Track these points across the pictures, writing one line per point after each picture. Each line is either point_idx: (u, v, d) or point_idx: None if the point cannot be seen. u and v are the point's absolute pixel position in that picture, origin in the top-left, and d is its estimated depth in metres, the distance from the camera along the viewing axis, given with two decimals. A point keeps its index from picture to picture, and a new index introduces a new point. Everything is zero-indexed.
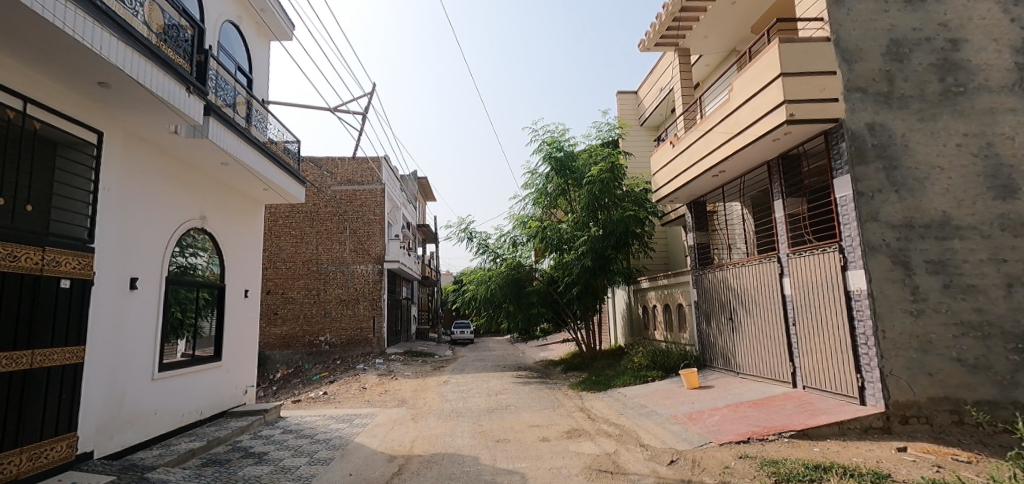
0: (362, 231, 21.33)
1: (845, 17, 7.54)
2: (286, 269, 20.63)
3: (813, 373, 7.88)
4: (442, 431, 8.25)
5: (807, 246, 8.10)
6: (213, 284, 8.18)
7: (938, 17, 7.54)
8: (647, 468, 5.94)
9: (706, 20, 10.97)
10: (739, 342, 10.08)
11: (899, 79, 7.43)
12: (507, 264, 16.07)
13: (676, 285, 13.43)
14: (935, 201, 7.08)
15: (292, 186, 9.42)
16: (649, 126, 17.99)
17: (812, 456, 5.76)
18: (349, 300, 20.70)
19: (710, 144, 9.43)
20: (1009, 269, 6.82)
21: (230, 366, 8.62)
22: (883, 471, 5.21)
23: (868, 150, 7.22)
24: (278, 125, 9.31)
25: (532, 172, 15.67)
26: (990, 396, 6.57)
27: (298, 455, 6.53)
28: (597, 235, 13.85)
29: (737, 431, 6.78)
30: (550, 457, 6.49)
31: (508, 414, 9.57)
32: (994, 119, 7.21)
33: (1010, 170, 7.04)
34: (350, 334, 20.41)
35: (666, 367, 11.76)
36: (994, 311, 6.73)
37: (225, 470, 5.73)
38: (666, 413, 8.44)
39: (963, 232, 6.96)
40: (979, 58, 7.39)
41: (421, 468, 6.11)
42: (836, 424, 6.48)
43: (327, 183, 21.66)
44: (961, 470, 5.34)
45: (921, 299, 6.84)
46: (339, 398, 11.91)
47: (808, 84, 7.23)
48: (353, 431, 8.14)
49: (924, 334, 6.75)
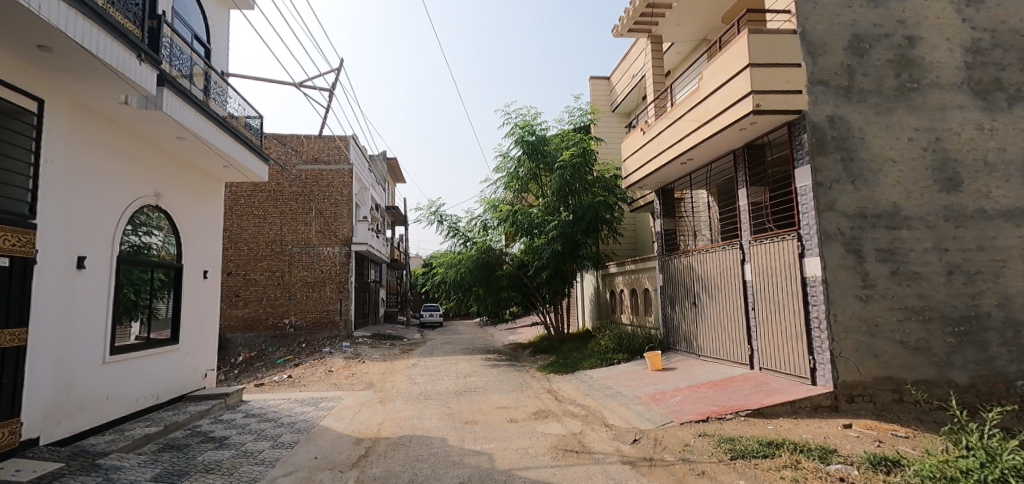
0: (329, 212, 20.82)
1: (811, 10, 7.68)
2: (248, 250, 20.09)
3: (769, 356, 8.21)
4: (411, 413, 8.27)
5: (768, 233, 8.36)
6: (169, 264, 7.88)
7: (897, 14, 7.80)
8: (611, 447, 6.11)
9: (679, 7, 11.02)
10: (701, 326, 10.39)
11: (859, 74, 7.67)
12: (477, 248, 15.97)
13: (643, 270, 13.76)
14: (887, 192, 7.41)
15: (254, 163, 9.09)
16: (621, 112, 18.15)
17: (766, 433, 6.04)
18: (316, 282, 20.28)
19: (679, 131, 9.55)
20: (950, 258, 7.28)
21: (187, 349, 8.34)
22: (830, 446, 5.51)
23: (827, 142, 7.46)
24: (237, 98, 8.90)
25: (503, 155, 15.56)
26: (928, 375, 7.04)
27: (261, 438, 6.43)
28: (567, 220, 14.00)
29: (697, 411, 7.03)
30: (518, 438, 6.62)
31: (476, 396, 9.65)
32: (943, 115, 7.60)
33: (955, 165, 7.47)
34: (316, 316, 20.05)
35: (632, 349, 12.00)
36: (935, 297, 7.18)
37: (183, 455, 5.58)
38: (630, 394, 8.69)
39: (910, 222, 7.33)
40: (932, 56, 7.74)
41: (389, 450, 6.12)
42: (789, 403, 6.80)
43: (291, 162, 20.99)
44: (900, 444, 5.71)
45: (870, 285, 7.19)
46: (304, 381, 11.74)
47: (773, 76, 7.39)
48: (319, 414, 8.06)
49: (872, 318, 7.12)
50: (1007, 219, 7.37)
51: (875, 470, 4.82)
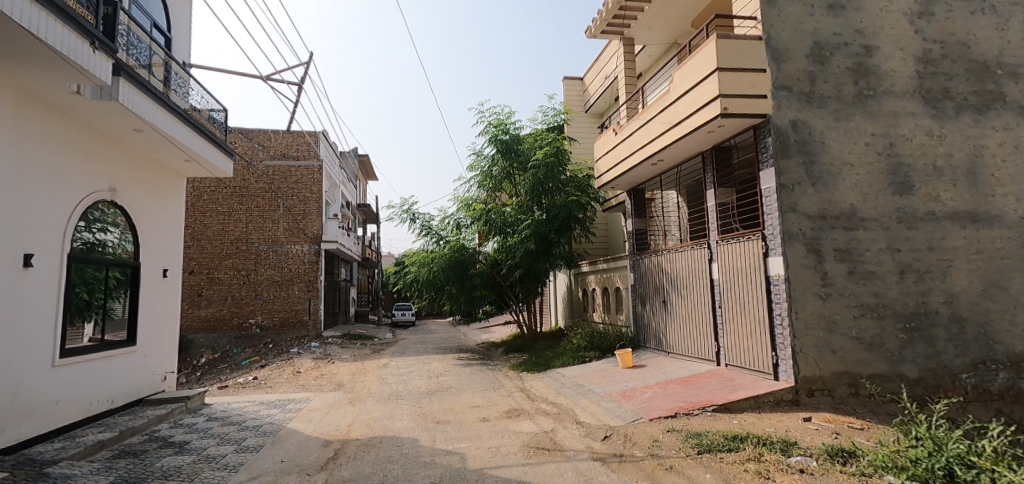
0: (297, 209, 20.38)
1: (775, 17, 7.91)
2: (212, 248, 19.48)
3: (735, 352, 8.45)
4: (382, 414, 8.16)
5: (734, 233, 8.58)
6: (125, 263, 7.57)
7: (856, 23, 8.12)
8: (583, 444, 6.17)
9: (651, 10, 11.20)
10: (671, 324, 10.60)
11: (820, 80, 7.94)
12: (450, 246, 15.86)
13: (614, 269, 13.94)
14: (845, 195, 7.71)
15: (218, 158, 8.83)
16: (594, 112, 18.36)
17: (731, 428, 6.21)
18: (284, 281, 19.81)
19: (650, 133, 9.70)
20: (902, 257, 7.63)
21: (145, 351, 8.03)
22: (791, 439, 5.71)
23: (790, 145, 7.71)
24: (200, 90, 8.61)
25: (477, 154, 15.53)
26: (882, 370, 7.37)
27: (225, 442, 6.24)
28: (541, 220, 14.08)
29: (666, 407, 7.17)
30: (491, 436, 6.62)
31: (449, 396, 9.60)
32: (897, 121, 7.96)
33: (907, 169, 7.85)
34: (284, 316, 19.59)
35: (604, 347, 12.15)
36: (889, 295, 7.52)
37: (141, 462, 5.37)
38: (602, 391, 8.79)
39: (867, 224, 7.65)
40: (887, 65, 8.10)
41: (358, 452, 6.04)
42: (753, 398, 7.01)
43: (258, 157, 20.43)
44: (855, 436, 5.96)
45: (829, 283, 7.48)
46: (270, 383, 11.44)
47: (740, 80, 7.60)
48: (287, 416, 7.88)
49: (830, 315, 7.40)
50: (954, 221, 7.78)
51: (832, 461, 5.02)
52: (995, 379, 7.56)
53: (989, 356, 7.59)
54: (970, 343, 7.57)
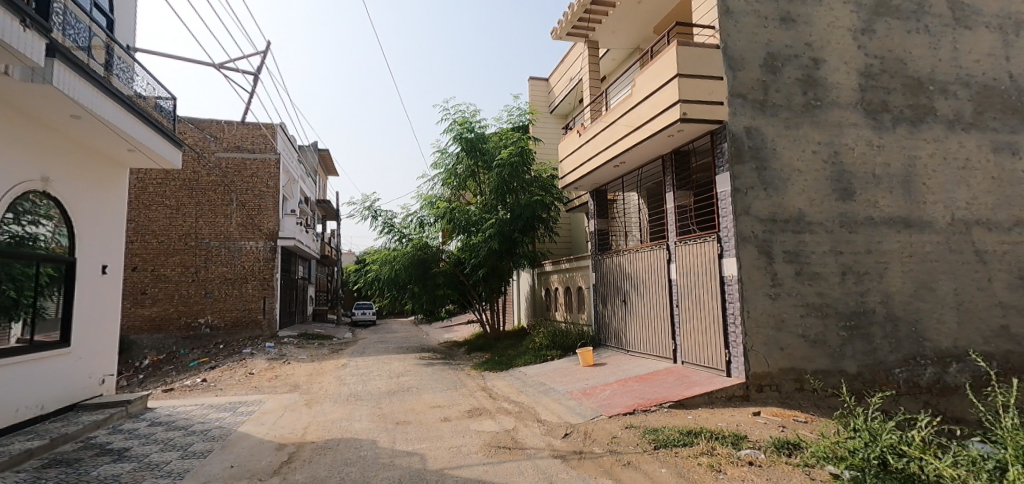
0: (252, 204, 19.67)
1: (732, 27, 8.20)
2: (158, 244, 18.51)
3: (690, 350, 8.72)
4: (339, 415, 7.98)
5: (692, 235, 8.85)
6: (60, 258, 7.11)
7: (805, 37, 8.51)
8: (543, 442, 6.22)
9: (615, 15, 11.38)
10: (630, 323, 10.83)
11: (772, 90, 8.28)
12: (412, 244, 15.65)
13: (577, 269, 14.11)
14: (794, 199, 8.07)
15: (166, 149, 8.41)
16: (559, 114, 18.55)
17: (686, 423, 6.41)
18: (236, 279, 19.08)
19: (613, 135, 9.87)
20: (844, 260, 8.06)
21: (80, 353, 7.56)
22: (741, 432, 5.94)
23: (744, 151, 8.00)
24: (146, 76, 8.17)
25: (441, 152, 15.40)
26: (824, 365, 7.78)
27: (169, 449, 5.94)
28: (505, 219, 14.12)
29: (625, 404, 7.32)
30: (451, 436, 6.58)
31: (409, 396, 9.48)
32: (841, 131, 8.40)
33: (849, 176, 8.31)
34: (236, 316, 18.87)
35: (565, 346, 12.29)
36: (831, 295, 7.94)
37: (74, 471, 5.04)
38: (563, 389, 8.90)
39: (813, 227, 8.05)
40: (833, 78, 8.53)
41: (314, 455, 5.87)
42: (707, 394, 7.25)
43: (210, 149, 19.57)
44: (800, 428, 6.27)
45: (778, 284, 7.81)
46: (221, 385, 10.99)
47: (698, 87, 7.83)
48: (237, 420, 7.59)
49: (779, 314, 7.74)
50: (890, 226, 8.29)
51: (778, 453, 5.27)
52: (924, 373, 8.10)
53: (919, 352, 8.12)
54: (902, 340, 8.08)
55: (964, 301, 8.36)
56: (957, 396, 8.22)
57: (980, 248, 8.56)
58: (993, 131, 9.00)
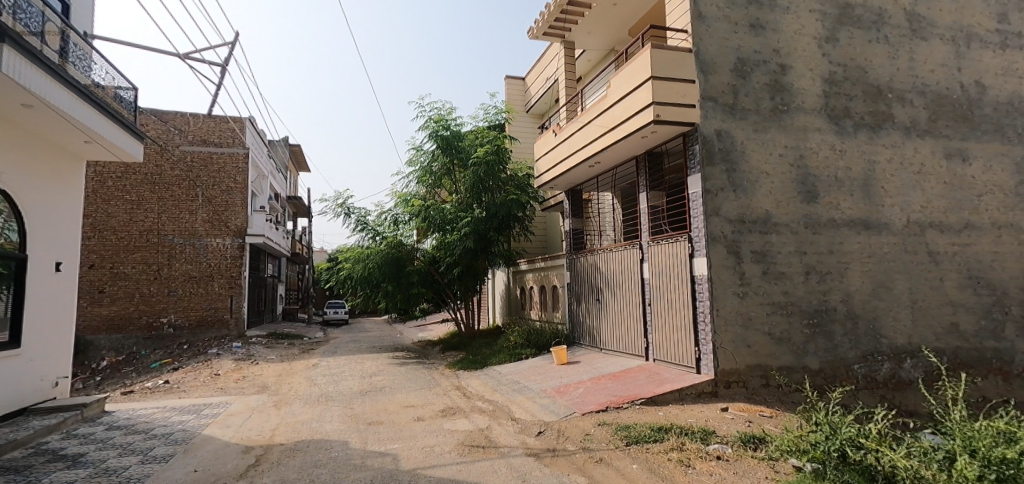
0: (219, 200, 19.13)
1: (704, 32, 8.36)
2: (117, 240, 17.74)
3: (662, 348, 8.88)
4: (309, 416, 7.83)
5: (664, 235, 9.00)
6: (9, 255, 6.75)
7: (773, 43, 8.75)
8: (517, 440, 6.24)
9: (591, 16, 11.48)
10: (604, 322, 10.94)
11: (742, 94, 8.48)
12: (386, 242, 15.44)
13: (552, 268, 14.19)
14: (762, 201, 8.29)
15: (126, 141, 8.09)
16: (535, 113, 18.60)
17: (658, 419, 6.52)
18: (201, 277, 18.53)
19: (588, 135, 9.95)
20: (808, 260, 8.33)
21: (31, 354, 7.21)
22: (710, 428, 6.08)
23: (715, 153, 8.18)
24: (105, 65, 7.84)
25: (417, 149, 15.25)
26: (788, 362, 8.03)
27: (128, 454, 5.73)
28: (480, 217, 14.09)
29: (598, 402, 7.41)
30: (425, 436, 6.54)
31: (382, 396, 9.37)
32: (806, 135, 8.68)
33: (813, 179, 8.59)
34: (201, 315, 18.34)
35: (540, 344, 12.36)
36: (796, 294, 8.20)
37: (24, 479, 4.81)
38: (537, 387, 8.94)
39: (779, 228, 8.29)
40: (799, 84, 8.80)
41: (282, 457, 5.75)
42: (677, 391, 7.40)
43: (174, 141, 18.97)
44: (766, 423, 6.46)
45: (746, 283, 8.02)
46: (184, 387, 10.63)
47: (671, 89, 7.96)
48: (201, 423, 7.36)
49: (747, 312, 7.95)
50: (851, 227, 8.61)
51: (745, 447, 5.43)
52: (881, 369, 8.45)
53: (877, 348, 8.47)
54: (862, 337, 8.41)
55: (917, 300, 8.75)
56: (910, 390, 8.61)
57: (933, 249, 8.98)
58: (946, 138, 9.44)
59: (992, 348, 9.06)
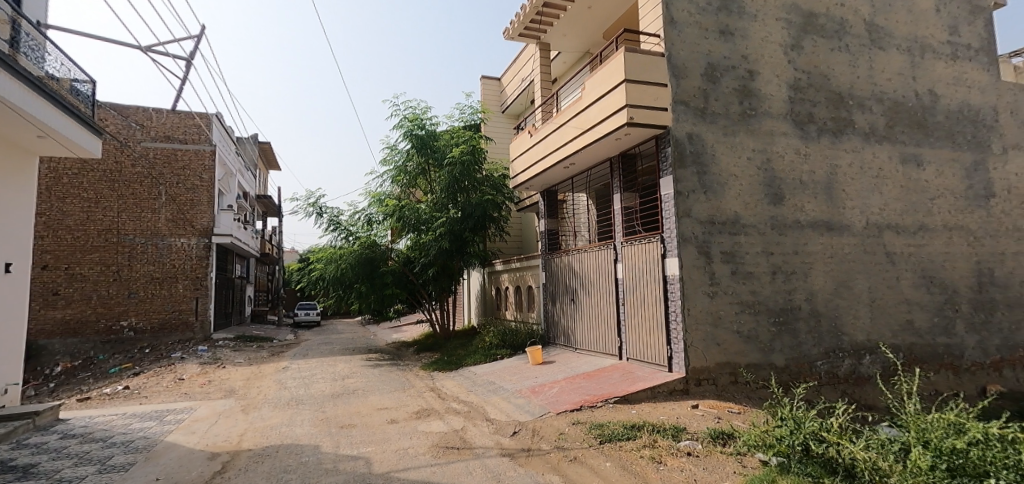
0: (183, 199, 18.66)
1: (676, 37, 8.54)
2: (72, 240, 16.92)
3: (634, 347, 9.03)
4: (279, 421, 7.68)
5: (637, 235, 9.16)
6: None
7: (742, 49, 9.00)
8: (491, 441, 6.26)
9: (566, 18, 11.58)
10: (578, 322, 11.05)
11: (712, 98, 8.70)
12: (360, 243, 15.22)
13: (527, 268, 14.24)
14: (731, 203, 8.51)
15: (83, 136, 7.76)
16: (511, 113, 18.65)
17: (630, 417, 6.63)
18: (164, 279, 17.96)
19: (563, 137, 10.03)
20: (775, 260, 8.60)
21: None
22: (681, 425, 6.22)
23: (686, 156, 8.36)
24: (60, 57, 7.51)
25: (391, 148, 15.10)
26: (756, 359, 8.27)
27: (84, 463, 5.50)
28: (455, 218, 14.05)
29: (572, 401, 7.49)
30: (398, 439, 6.49)
31: (354, 398, 9.25)
32: (773, 139, 8.96)
33: (779, 182, 8.87)
34: (164, 318, 17.77)
35: (515, 345, 12.39)
36: (763, 293, 8.45)
37: None
38: (512, 388, 8.97)
39: (747, 230, 8.53)
40: (766, 89, 9.08)
41: (250, 463, 5.62)
42: (649, 389, 7.54)
43: (134, 137, 18.32)
44: (734, 419, 6.64)
45: (716, 283, 8.23)
46: (145, 393, 10.27)
47: (644, 93, 8.11)
48: (164, 429, 7.13)
49: (716, 311, 8.15)
50: (814, 229, 8.92)
51: (714, 443, 5.57)
52: (842, 365, 8.78)
53: (838, 345, 8.79)
54: (824, 335, 8.73)
55: (876, 298, 9.13)
56: (869, 385, 8.98)
57: (890, 249, 9.39)
58: (902, 144, 9.88)
59: (943, 344, 9.52)
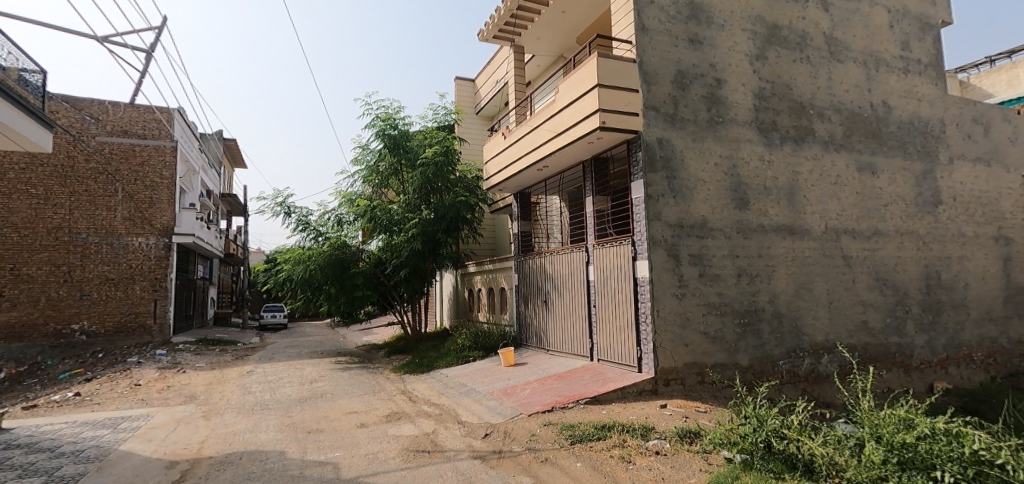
0: (141, 196, 17.94)
1: (647, 43, 8.72)
2: (19, 239, 16.07)
3: (605, 347, 9.16)
4: (242, 426, 7.47)
5: (609, 238, 9.30)
6: None
7: (710, 58, 9.25)
8: (462, 443, 6.25)
9: (540, 22, 11.69)
10: (550, 323, 11.13)
11: (681, 104, 8.91)
12: (330, 243, 14.95)
13: (500, 270, 14.26)
14: (699, 207, 8.74)
15: (32, 128, 7.40)
16: (485, 115, 18.67)
17: (600, 418, 6.72)
18: (120, 280, 17.22)
19: (537, 139, 10.11)
20: (740, 263, 8.86)
21: None
22: (649, 424, 6.34)
23: (657, 161, 8.54)
24: (7, 45, 7.15)
25: (362, 147, 14.90)
26: (721, 360, 8.51)
27: (30, 475, 5.23)
28: (428, 219, 13.96)
29: (543, 402, 7.55)
30: (367, 443, 6.40)
31: (322, 402, 9.08)
32: (738, 146, 9.24)
33: (745, 187, 9.16)
34: (119, 321, 17.03)
35: (487, 346, 12.40)
36: (729, 295, 8.70)
37: None
38: (484, 390, 8.97)
39: (714, 233, 8.77)
40: (732, 97, 9.36)
41: (211, 471, 5.46)
42: (619, 389, 7.66)
43: (88, 131, 17.41)
44: (701, 418, 6.81)
45: (684, 285, 8.42)
46: (98, 400, 9.83)
47: (616, 97, 8.25)
48: (118, 438, 6.84)
49: (684, 313, 8.34)
50: (777, 233, 9.24)
51: (682, 442, 5.71)
52: (802, 364, 9.12)
53: (799, 345, 9.12)
54: (786, 335, 9.04)
55: (834, 300, 9.51)
56: (827, 383, 9.35)
57: (847, 253, 9.80)
58: (858, 153, 10.34)
59: (895, 343, 9.99)
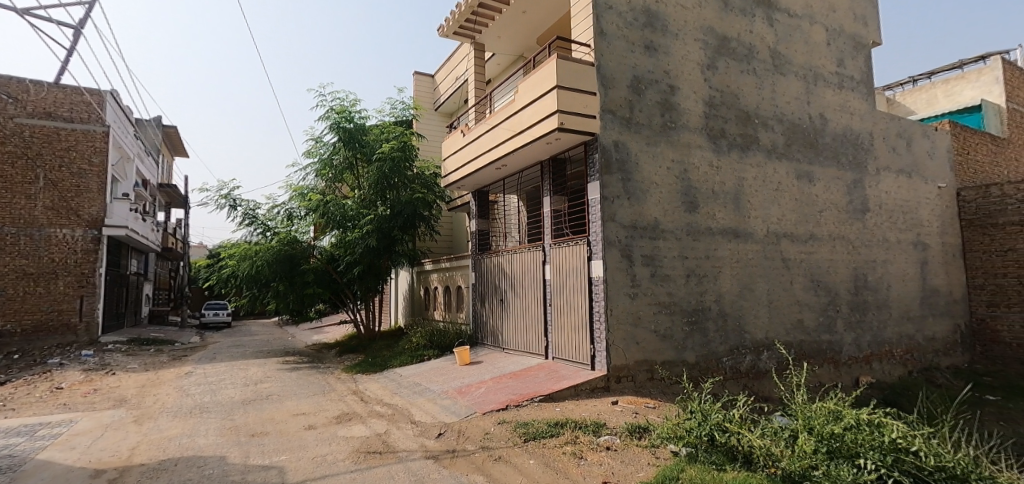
0: (67, 185, 16.62)
1: (605, 48, 8.91)
2: None
3: (560, 346, 9.30)
4: (180, 431, 7.09)
5: (565, 238, 9.43)
6: None
7: (664, 65, 9.56)
8: (415, 443, 6.18)
9: (500, 21, 11.69)
10: (506, 321, 11.18)
11: (637, 109, 9.16)
12: (279, 239, 14.38)
13: (457, 268, 14.19)
14: (652, 209, 9.01)
15: None
16: (444, 111, 18.50)
17: (554, 415, 6.81)
18: (40, 275, 15.92)
19: (496, 138, 10.11)
20: (689, 263, 9.22)
21: None
22: (601, 420, 6.49)
23: (612, 163, 8.74)
24: None
25: (316, 140, 14.44)
26: (670, 357, 8.82)
27: None
28: (384, 215, 13.70)
29: (498, 400, 7.58)
30: (315, 445, 6.22)
31: (268, 404, 8.74)
32: (690, 151, 9.60)
33: (695, 191, 9.52)
34: (38, 319, 15.72)
35: (442, 345, 12.31)
36: (678, 294, 9.02)
37: None
38: (438, 389, 8.89)
39: (665, 235, 9.07)
40: (685, 104, 9.70)
41: (143, 479, 5.15)
42: (573, 387, 7.80)
43: (6, 112, 15.89)
44: (650, 414, 7.04)
45: (636, 284, 8.67)
46: (13, 405, 9.05)
47: (575, 99, 8.38)
48: (36, 446, 6.32)
49: (636, 312, 8.59)
50: (723, 235, 9.67)
51: (632, 437, 5.88)
52: (744, 361, 9.58)
53: (741, 343, 9.59)
54: (730, 333, 9.48)
55: (773, 300, 10.06)
56: (766, 379, 9.87)
57: (786, 256, 10.38)
58: (798, 161, 10.97)
59: (827, 341, 10.67)
